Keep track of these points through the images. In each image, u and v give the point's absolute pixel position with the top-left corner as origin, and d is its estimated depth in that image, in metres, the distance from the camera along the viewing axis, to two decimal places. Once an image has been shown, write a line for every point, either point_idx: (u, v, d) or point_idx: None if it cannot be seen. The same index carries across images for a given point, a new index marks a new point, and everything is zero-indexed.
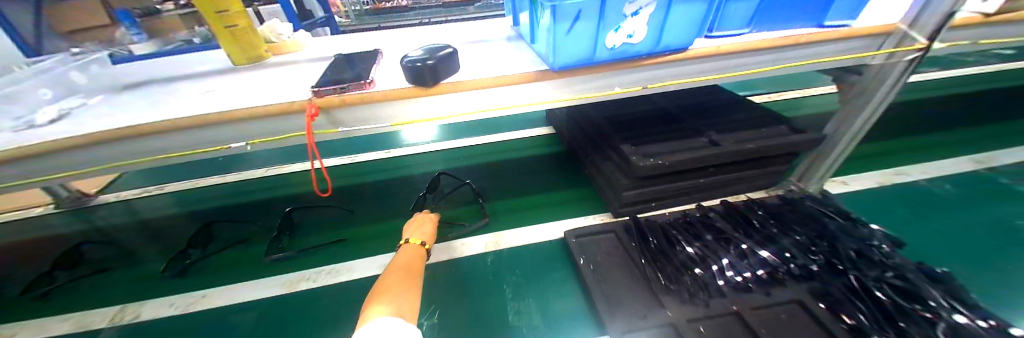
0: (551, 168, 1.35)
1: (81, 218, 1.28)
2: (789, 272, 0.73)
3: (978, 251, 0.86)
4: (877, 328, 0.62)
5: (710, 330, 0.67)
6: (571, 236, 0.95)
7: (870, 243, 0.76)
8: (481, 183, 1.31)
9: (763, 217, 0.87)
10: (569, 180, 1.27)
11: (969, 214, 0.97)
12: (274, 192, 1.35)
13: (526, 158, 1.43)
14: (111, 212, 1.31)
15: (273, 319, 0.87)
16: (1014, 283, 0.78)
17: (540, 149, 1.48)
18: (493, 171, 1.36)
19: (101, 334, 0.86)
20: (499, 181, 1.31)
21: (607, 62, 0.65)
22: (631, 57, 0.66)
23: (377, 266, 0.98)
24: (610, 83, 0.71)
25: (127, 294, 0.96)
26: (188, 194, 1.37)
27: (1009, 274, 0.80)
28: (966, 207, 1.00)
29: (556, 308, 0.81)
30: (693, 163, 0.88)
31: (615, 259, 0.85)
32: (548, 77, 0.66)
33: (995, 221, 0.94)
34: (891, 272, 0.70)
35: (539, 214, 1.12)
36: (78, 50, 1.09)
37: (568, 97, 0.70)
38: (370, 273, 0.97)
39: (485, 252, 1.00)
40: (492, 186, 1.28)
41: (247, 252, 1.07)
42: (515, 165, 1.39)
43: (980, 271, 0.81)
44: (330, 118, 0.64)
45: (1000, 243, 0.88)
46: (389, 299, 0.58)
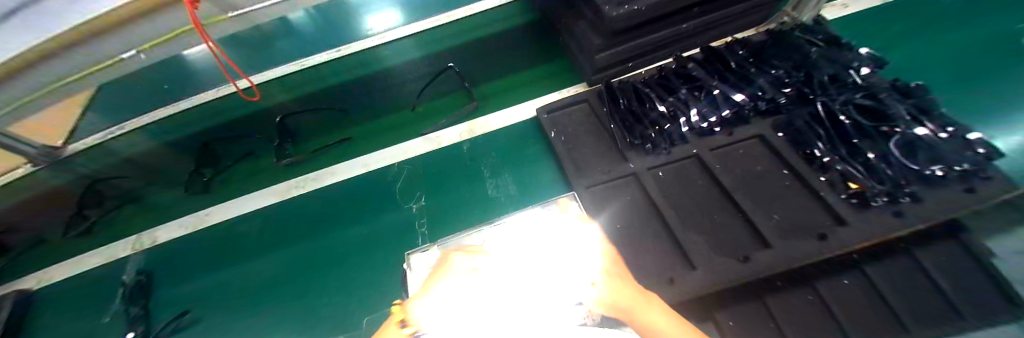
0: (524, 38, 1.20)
1: None
2: (756, 111, 0.72)
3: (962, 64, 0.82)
4: (829, 149, 0.64)
5: (669, 174, 0.70)
6: (543, 112, 0.91)
7: (849, 66, 0.72)
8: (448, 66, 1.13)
9: (741, 59, 0.80)
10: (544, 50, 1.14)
11: (964, 21, 0.90)
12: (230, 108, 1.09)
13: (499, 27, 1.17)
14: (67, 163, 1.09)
15: (276, 225, 0.94)
16: (985, 88, 0.77)
17: None
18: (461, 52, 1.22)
19: (130, 259, 0.95)
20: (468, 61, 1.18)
21: None
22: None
23: (358, 168, 0.98)
24: None
25: (135, 225, 1.02)
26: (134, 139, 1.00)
27: (984, 79, 0.79)
28: (962, 14, 0.92)
29: (532, 181, 0.85)
30: (673, 4, 0.75)
31: (586, 128, 0.85)
32: None
33: (987, 26, 0.89)
34: (862, 93, 0.68)
35: (513, 94, 1.04)
36: None
37: None
38: (353, 174, 0.97)
39: (460, 140, 0.97)
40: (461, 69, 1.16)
41: (260, 165, 1.05)
42: None
43: (956, 80, 0.80)
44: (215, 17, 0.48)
45: (989, 54, 0.83)
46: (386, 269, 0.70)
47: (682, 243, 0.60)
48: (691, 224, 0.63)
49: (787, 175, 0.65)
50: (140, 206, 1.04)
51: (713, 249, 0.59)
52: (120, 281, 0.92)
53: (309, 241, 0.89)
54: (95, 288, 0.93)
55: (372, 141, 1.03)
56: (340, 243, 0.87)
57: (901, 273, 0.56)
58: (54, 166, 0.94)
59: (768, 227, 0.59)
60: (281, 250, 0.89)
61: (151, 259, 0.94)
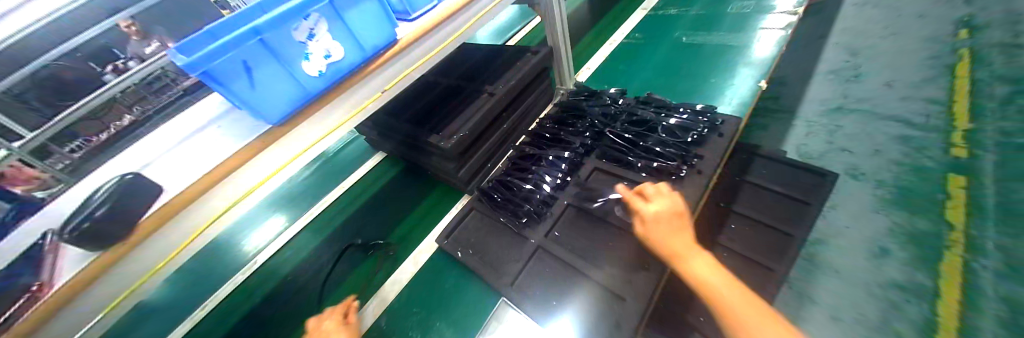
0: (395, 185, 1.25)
1: None
2: (581, 154, 0.92)
3: (667, 75, 1.34)
4: (637, 155, 0.84)
5: (562, 232, 0.81)
6: (440, 240, 0.94)
7: (613, 100, 1.02)
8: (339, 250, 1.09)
9: (553, 125, 1.05)
10: (417, 188, 1.21)
11: (651, 52, 1.47)
12: None
13: (373, 193, 1.24)
14: None
15: None
16: (679, 87, 1.27)
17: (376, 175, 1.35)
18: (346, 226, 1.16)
19: None
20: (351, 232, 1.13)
21: (329, 88, 0.60)
22: (349, 73, 0.61)
23: None
24: (356, 103, 0.65)
25: None
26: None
27: (676, 81, 1.30)
28: (648, 48, 1.50)
29: (466, 309, 0.84)
30: (488, 117, 0.96)
31: (482, 232, 0.92)
32: (279, 137, 0.55)
33: (661, 50, 1.47)
34: (630, 111, 0.95)
35: (410, 238, 1.06)
36: None
37: (326, 134, 0.62)
38: None
39: (379, 313, 0.89)
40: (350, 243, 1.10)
41: None
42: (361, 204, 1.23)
43: (665, 88, 1.28)
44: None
45: (674, 63, 1.38)
46: None
47: (605, 282, 0.69)
48: (601, 260, 0.73)
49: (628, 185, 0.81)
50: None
51: (625, 270, 0.69)
52: None
53: None
54: None
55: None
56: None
57: (760, 240, 0.87)
58: None
59: None
60: None
61: None
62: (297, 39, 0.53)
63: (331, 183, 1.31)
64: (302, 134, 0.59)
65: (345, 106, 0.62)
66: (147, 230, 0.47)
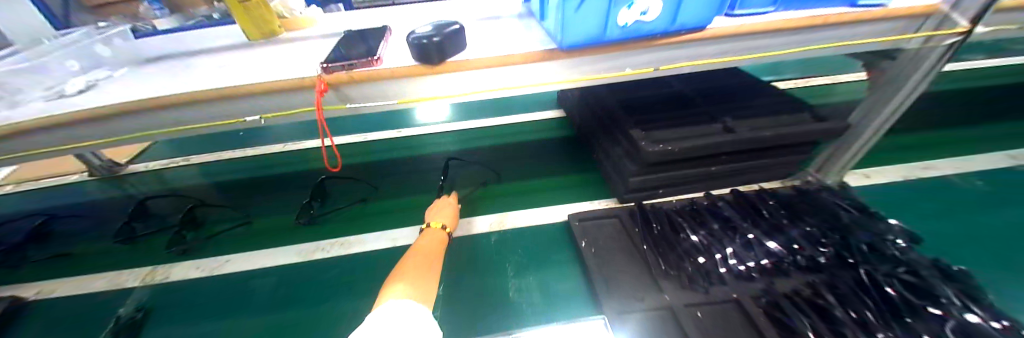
0: (559, 148, 1.30)
1: (133, 196, 1.28)
2: (796, 264, 0.73)
3: (1004, 256, 0.83)
4: (876, 317, 0.62)
5: (707, 316, 0.68)
6: (575, 219, 0.96)
7: (885, 237, 0.75)
8: (493, 164, 1.28)
9: (775, 208, 0.85)
10: (577, 163, 1.23)
11: (999, 211, 0.96)
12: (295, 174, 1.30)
13: (540, 139, 1.36)
14: (147, 180, 1.37)
15: (290, 287, 0.90)
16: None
17: (546, 132, 1.40)
18: (506, 154, 1.31)
19: (136, 291, 0.92)
20: (506, 162, 1.27)
21: (620, 41, 0.62)
22: (644, 35, 0.61)
23: (388, 241, 0.99)
24: (624, 64, 0.67)
25: (154, 257, 1.02)
26: (211, 169, 1.40)
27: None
28: (995, 204, 0.99)
29: (555, 288, 0.84)
30: (707, 150, 0.84)
31: (616, 244, 0.87)
32: (555, 56, 0.64)
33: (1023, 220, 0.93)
34: (903, 267, 0.69)
35: (543, 198, 1.11)
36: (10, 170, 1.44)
37: (575, 79, 0.69)
38: (381, 248, 0.98)
39: (491, 230, 1.01)
40: (502, 168, 1.24)
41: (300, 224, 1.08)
42: (523, 145, 1.34)
43: (1002, 265, 0.81)
44: (336, 96, 0.65)
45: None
46: (404, 283, 0.61)
47: None
48: None
49: (812, 337, 0.60)
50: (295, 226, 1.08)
51: None
52: (114, 313, 0.87)
53: (329, 306, 0.84)
54: (82, 315, 0.87)
55: (402, 219, 1.07)
56: (344, 316, 0.81)
57: None
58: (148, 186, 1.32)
59: None
60: (294, 310, 0.84)
61: (154, 297, 0.90)
62: None
63: (507, 108, 1.61)
64: (574, 66, 0.66)
65: (607, 64, 0.66)
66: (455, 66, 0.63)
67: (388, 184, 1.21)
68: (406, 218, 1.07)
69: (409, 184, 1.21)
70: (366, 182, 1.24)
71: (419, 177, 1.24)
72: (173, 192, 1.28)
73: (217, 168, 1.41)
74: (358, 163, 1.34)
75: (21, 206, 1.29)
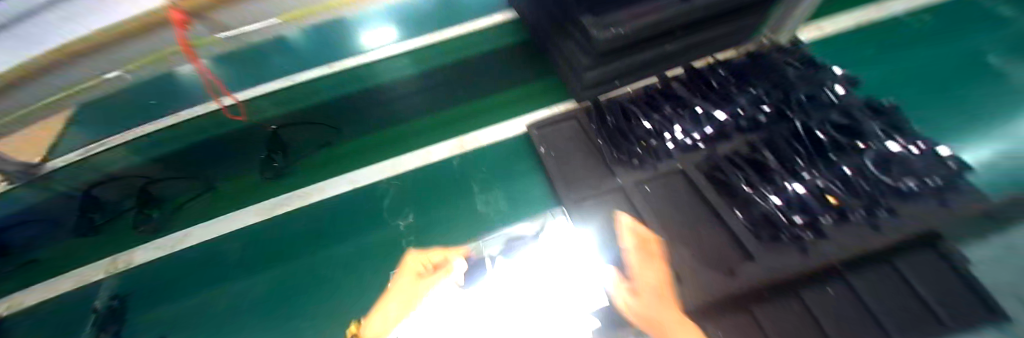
0: (512, 54, 1.18)
1: None
2: (739, 126, 0.75)
3: (928, 88, 0.90)
4: (807, 165, 0.66)
5: (656, 189, 0.72)
6: (533, 128, 0.92)
7: (823, 86, 0.77)
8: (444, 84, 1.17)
9: (724, 77, 0.83)
10: (533, 68, 1.14)
11: (932, 44, 1.00)
12: None
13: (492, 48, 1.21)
14: None
15: (263, 244, 0.89)
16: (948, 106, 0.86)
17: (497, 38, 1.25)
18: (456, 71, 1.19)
19: (104, 282, 0.88)
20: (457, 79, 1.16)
21: None
22: None
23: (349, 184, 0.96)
24: None
25: (105, 247, 0.93)
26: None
27: (946, 97, 0.88)
28: (931, 37, 1.02)
29: (520, 194, 0.87)
30: (659, 28, 0.78)
31: (574, 143, 0.86)
32: None
33: (948, 51, 0.99)
34: (838, 111, 0.71)
35: (501, 112, 1.05)
36: None
37: None
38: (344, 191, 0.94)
39: (451, 154, 0.97)
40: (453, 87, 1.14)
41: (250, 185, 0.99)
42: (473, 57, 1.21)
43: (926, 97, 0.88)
44: (204, 24, 0.56)
45: (949, 82, 0.92)
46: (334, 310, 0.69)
47: (671, 256, 0.63)
48: (681, 234, 0.65)
49: (746, 190, 0.66)
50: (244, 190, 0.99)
51: (699, 262, 0.62)
52: (92, 307, 0.84)
53: (310, 252, 0.86)
54: (57, 317, 0.84)
55: (357, 159, 1.00)
56: (331, 257, 0.84)
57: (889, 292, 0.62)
58: None
59: (745, 234, 0.62)
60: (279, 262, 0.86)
61: (126, 283, 0.87)
62: None
63: (460, 17, 1.30)
64: None
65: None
66: None
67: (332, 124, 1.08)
68: (361, 157, 1.00)
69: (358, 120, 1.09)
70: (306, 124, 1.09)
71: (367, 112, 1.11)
72: None
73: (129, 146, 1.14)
74: (293, 112, 1.10)
75: None
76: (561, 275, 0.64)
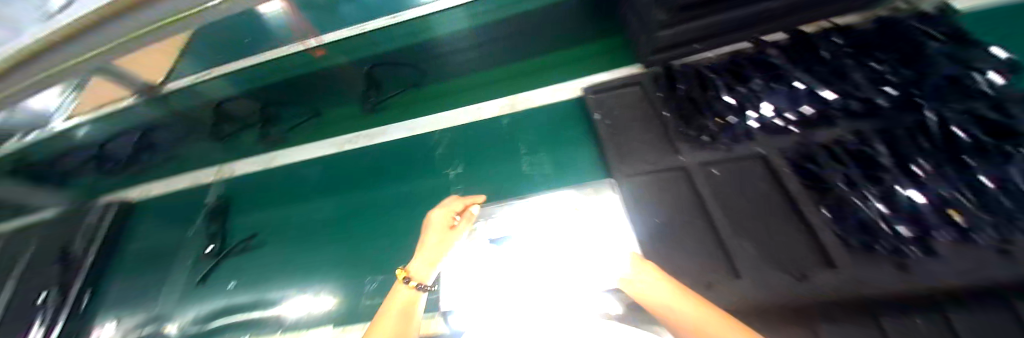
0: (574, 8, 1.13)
1: None
2: (842, 112, 0.66)
3: None
4: (931, 164, 0.56)
5: (726, 174, 0.66)
6: (589, 92, 0.87)
7: (980, 68, 0.62)
8: None
9: (838, 47, 0.73)
10: (594, 26, 1.08)
11: None
12: None
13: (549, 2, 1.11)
14: None
15: (335, 174, 1.07)
16: None
17: None
18: None
19: (213, 186, 1.16)
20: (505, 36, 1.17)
21: None
22: None
23: (405, 130, 1.09)
24: None
25: (219, 155, 1.23)
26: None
27: None
28: None
29: (567, 160, 0.85)
30: None
31: (632, 113, 0.80)
32: None
33: None
34: (988, 103, 0.59)
35: (547, 76, 1.07)
36: None
37: None
38: (398, 138, 1.07)
39: (501, 114, 1.06)
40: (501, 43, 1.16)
41: (325, 118, 1.22)
42: None
43: None
44: None
45: None
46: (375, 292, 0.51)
47: (733, 250, 0.58)
48: (749, 227, 0.61)
49: (840, 189, 0.58)
50: (316, 123, 1.21)
51: (768, 259, 0.57)
52: (205, 201, 1.12)
53: (369, 186, 1.01)
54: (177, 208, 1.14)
55: (412, 109, 1.14)
56: (388, 191, 0.97)
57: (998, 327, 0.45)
58: None
59: (834, 240, 0.56)
60: (348, 191, 1.01)
61: (227, 190, 1.13)
62: None
63: None
64: None
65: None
66: None
67: (392, 75, 1.18)
68: (412, 112, 1.14)
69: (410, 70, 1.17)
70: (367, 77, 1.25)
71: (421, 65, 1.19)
72: None
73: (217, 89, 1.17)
74: None
75: None
76: (581, 253, 0.56)
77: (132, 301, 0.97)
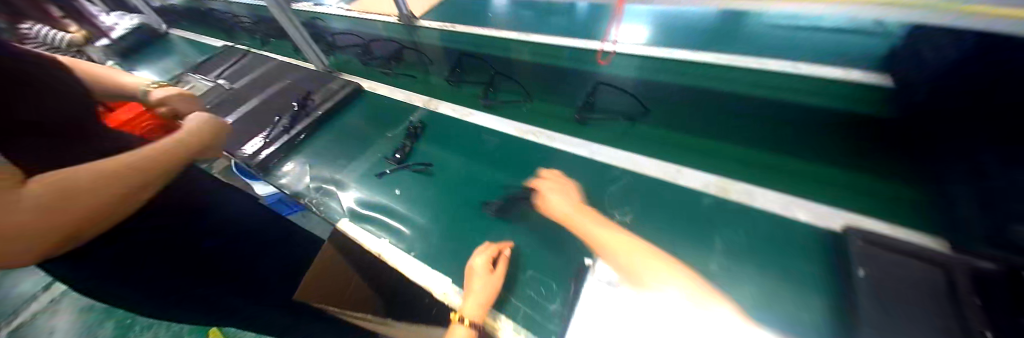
0: (830, 128, 1.01)
1: (433, 43, 1.90)
2: None
3: None
4: None
5: None
6: (856, 238, 0.74)
7: None
8: (715, 117, 1.16)
9: None
10: (853, 157, 0.93)
11: None
12: (522, 69, 1.58)
13: (780, 99, 1.13)
14: (440, 33, 1.97)
15: (514, 158, 1.19)
16: None
17: (829, 99, 1.09)
18: (735, 108, 1.16)
19: (417, 111, 1.45)
20: (729, 119, 1.13)
21: None
22: None
23: (586, 150, 1.16)
24: None
25: (437, 93, 1.55)
26: (449, 35, 1.94)
27: None
28: None
29: (780, 290, 0.75)
30: None
31: (921, 292, 0.62)
32: None
33: None
34: None
35: (764, 174, 0.96)
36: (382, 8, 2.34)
37: None
38: (576, 153, 1.16)
39: (704, 191, 0.96)
40: (722, 122, 1.13)
41: (524, 106, 1.39)
42: (773, 107, 1.12)
43: None
44: None
45: None
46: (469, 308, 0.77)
47: None
48: None
49: None
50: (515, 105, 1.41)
51: None
52: (407, 119, 1.42)
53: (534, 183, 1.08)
54: (388, 113, 1.48)
55: (596, 135, 1.21)
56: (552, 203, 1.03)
57: None
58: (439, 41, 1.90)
59: None
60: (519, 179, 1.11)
61: (427, 117, 1.41)
62: None
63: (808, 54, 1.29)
64: None
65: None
66: None
67: (600, 101, 1.33)
68: (596, 135, 1.21)
69: (615, 106, 1.30)
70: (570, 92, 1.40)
71: (625, 100, 1.31)
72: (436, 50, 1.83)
73: (485, 50, 1.74)
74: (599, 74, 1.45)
75: (382, 32, 2.11)
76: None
77: (321, 155, 1.31)
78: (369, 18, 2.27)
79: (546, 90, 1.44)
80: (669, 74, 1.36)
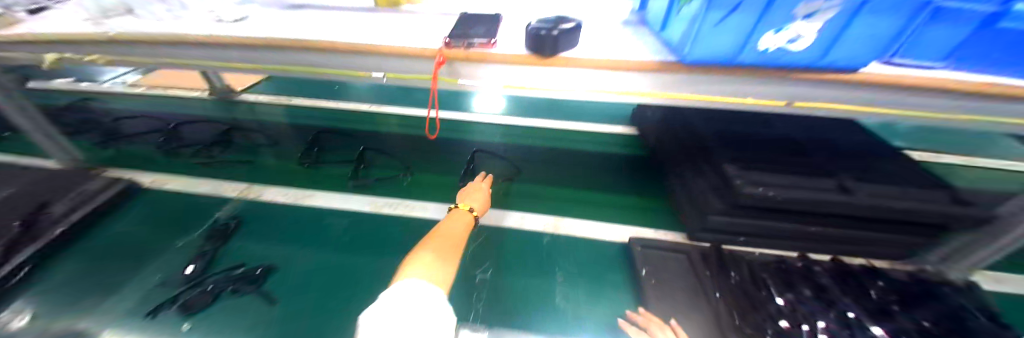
0: (612, 164, 1.36)
1: (259, 121, 1.69)
2: None
3: None
4: None
5: None
6: (636, 244, 0.95)
7: None
8: (539, 166, 1.40)
9: (885, 291, 0.78)
10: (628, 183, 1.26)
11: None
12: (367, 142, 1.57)
13: (579, 149, 1.47)
14: (269, 110, 1.80)
15: (358, 235, 1.12)
16: None
17: (608, 145, 1.48)
18: (551, 157, 1.43)
19: (232, 201, 1.24)
20: (548, 167, 1.38)
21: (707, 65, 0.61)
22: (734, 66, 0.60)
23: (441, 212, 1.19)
24: (692, 89, 0.66)
25: (262, 177, 1.36)
26: (299, 111, 1.80)
27: None
28: None
29: (598, 305, 0.88)
30: (806, 205, 0.77)
31: (679, 280, 0.84)
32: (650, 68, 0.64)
33: None
34: None
35: (577, 207, 1.18)
36: (187, 86, 1.99)
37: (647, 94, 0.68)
38: (428, 217, 1.18)
39: (544, 231, 1.09)
40: (544, 169, 1.37)
41: (372, 175, 1.37)
42: (575, 155, 1.43)
43: None
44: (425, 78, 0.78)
45: None
46: (428, 257, 0.66)
47: None
48: None
49: None
50: (365, 181, 1.34)
51: None
52: (215, 214, 1.19)
53: (385, 260, 1.03)
54: (186, 212, 1.20)
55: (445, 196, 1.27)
56: None
57: None
58: (268, 119, 1.72)
59: None
60: (364, 259, 1.04)
61: (245, 208, 1.21)
62: (793, 11, 0.52)
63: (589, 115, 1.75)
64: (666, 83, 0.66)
65: (720, 86, 0.64)
66: (546, 59, 0.67)
67: (446, 162, 1.43)
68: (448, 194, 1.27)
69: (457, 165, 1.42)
70: (418, 158, 1.46)
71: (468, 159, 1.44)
72: (264, 128, 1.64)
73: (334, 125, 1.70)
74: (442, 139, 1.58)
75: (185, 112, 1.77)
76: None
77: (55, 294, 0.92)
78: (166, 97, 1.89)
79: (394, 159, 1.46)
80: (501, 135, 1.59)
